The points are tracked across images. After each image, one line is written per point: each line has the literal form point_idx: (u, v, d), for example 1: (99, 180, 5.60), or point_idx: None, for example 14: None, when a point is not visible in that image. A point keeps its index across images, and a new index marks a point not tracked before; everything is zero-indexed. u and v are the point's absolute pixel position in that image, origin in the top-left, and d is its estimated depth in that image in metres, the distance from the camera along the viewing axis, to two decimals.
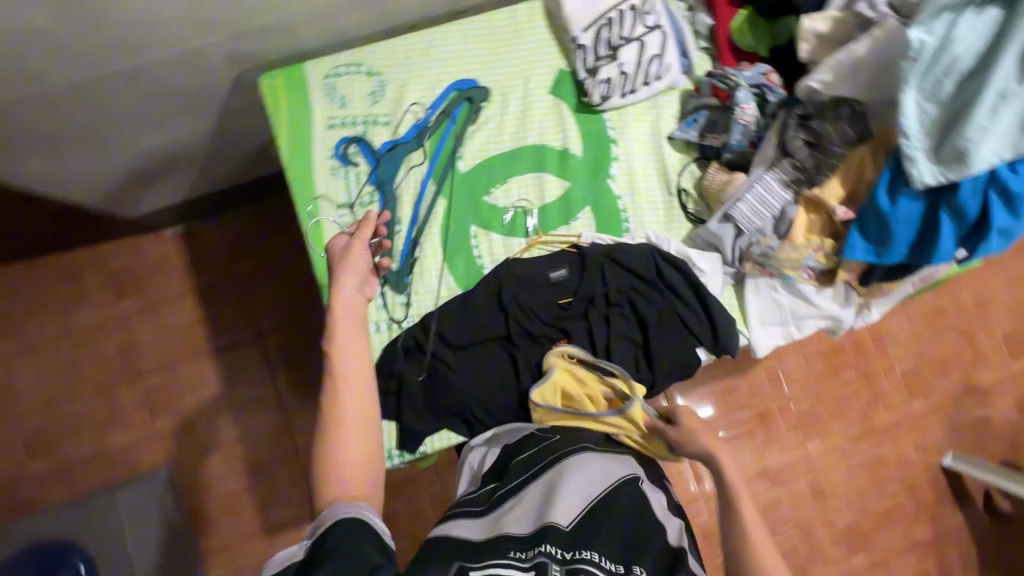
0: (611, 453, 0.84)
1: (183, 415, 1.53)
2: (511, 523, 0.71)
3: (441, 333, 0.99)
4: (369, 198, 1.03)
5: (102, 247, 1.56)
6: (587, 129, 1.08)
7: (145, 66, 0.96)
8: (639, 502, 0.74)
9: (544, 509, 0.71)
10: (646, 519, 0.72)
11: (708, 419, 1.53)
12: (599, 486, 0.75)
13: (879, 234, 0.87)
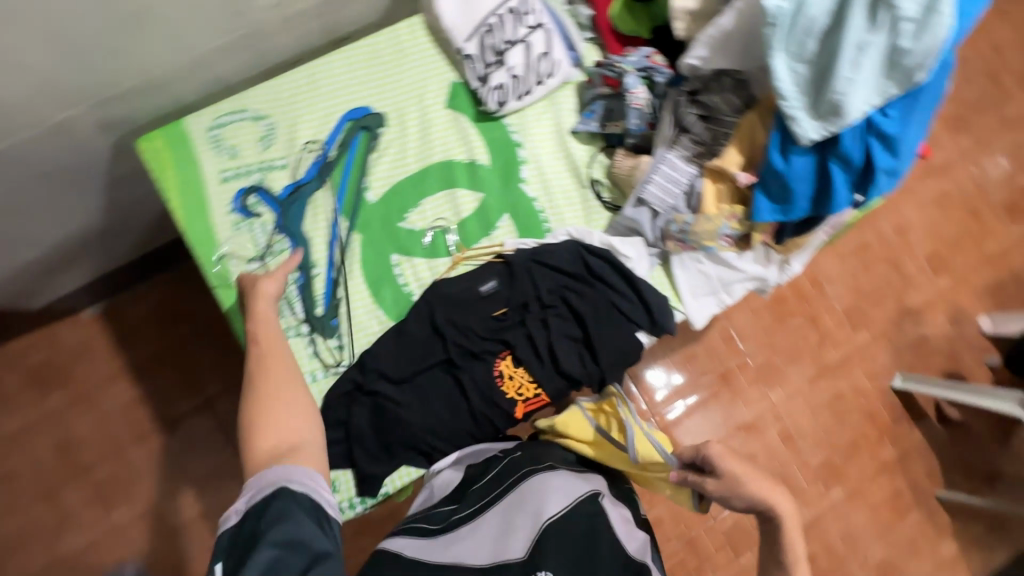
0: (576, 472, 0.84)
1: (137, 502, 1.43)
2: (467, 550, 0.73)
3: (379, 369, 0.96)
4: (280, 247, 0.99)
5: (14, 343, 1.44)
6: (490, 137, 1.07)
7: (3, 152, 0.89)
8: (597, 517, 0.75)
9: (501, 540, 0.73)
10: (604, 535, 0.72)
11: (681, 386, 1.59)
12: (557, 505, 0.75)
13: (781, 194, 0.90)
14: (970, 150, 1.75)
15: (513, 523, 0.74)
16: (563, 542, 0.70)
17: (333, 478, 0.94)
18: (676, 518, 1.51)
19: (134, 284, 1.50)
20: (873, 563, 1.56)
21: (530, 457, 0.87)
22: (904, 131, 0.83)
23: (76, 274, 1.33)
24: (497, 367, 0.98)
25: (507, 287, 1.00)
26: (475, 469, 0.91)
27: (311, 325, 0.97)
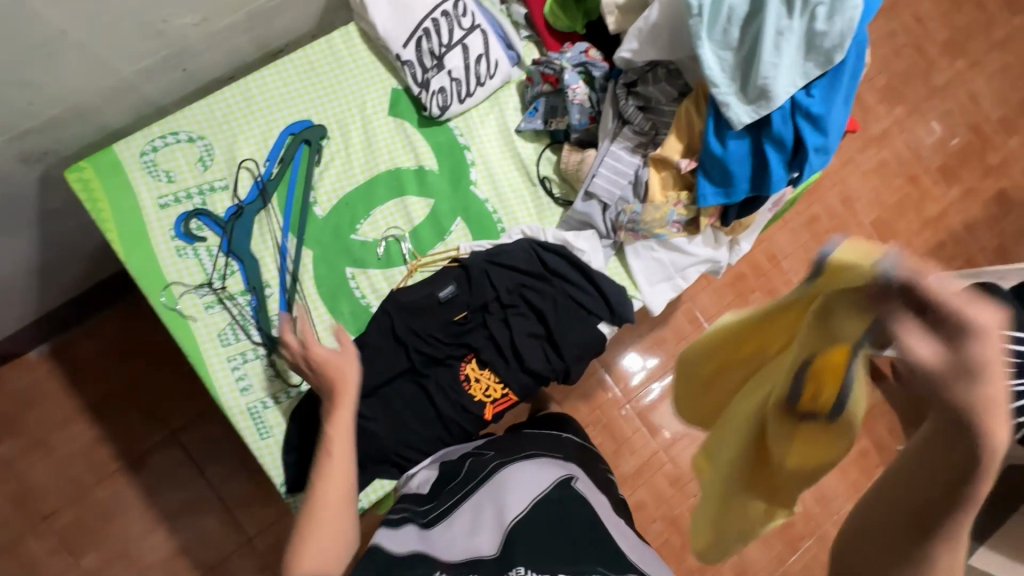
0: (552, 458, 0.84)
1: (109, 544, 1.38)
2: (443, 550, 0.71)
3: None
4: (229, 269, 0.97)
5: None
6: (436, 142, 1.07)
7: None
8: (570, 503, 0.75)
9: (472, 538, 0.71)
10: (576, 523, 0.71)
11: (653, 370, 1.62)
12: (527, 497, 0.75)
13: (722, 177, 0.93)
14: (907, 117, 1.81)
15: (484, 523, 0.73)
16: (533, 533, 0.69)
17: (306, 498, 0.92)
18: (658, 499, 1.55)
19: (82, 319, 1.44)
20: None
21: (499, 451, 0.87)
22: (831, 110, 0.87)
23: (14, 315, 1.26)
24: (462, 371, 0.98)
25: (466, 291, 0.99)
26: (447, 469, 0.90)
27: (268, 346, 0.95)
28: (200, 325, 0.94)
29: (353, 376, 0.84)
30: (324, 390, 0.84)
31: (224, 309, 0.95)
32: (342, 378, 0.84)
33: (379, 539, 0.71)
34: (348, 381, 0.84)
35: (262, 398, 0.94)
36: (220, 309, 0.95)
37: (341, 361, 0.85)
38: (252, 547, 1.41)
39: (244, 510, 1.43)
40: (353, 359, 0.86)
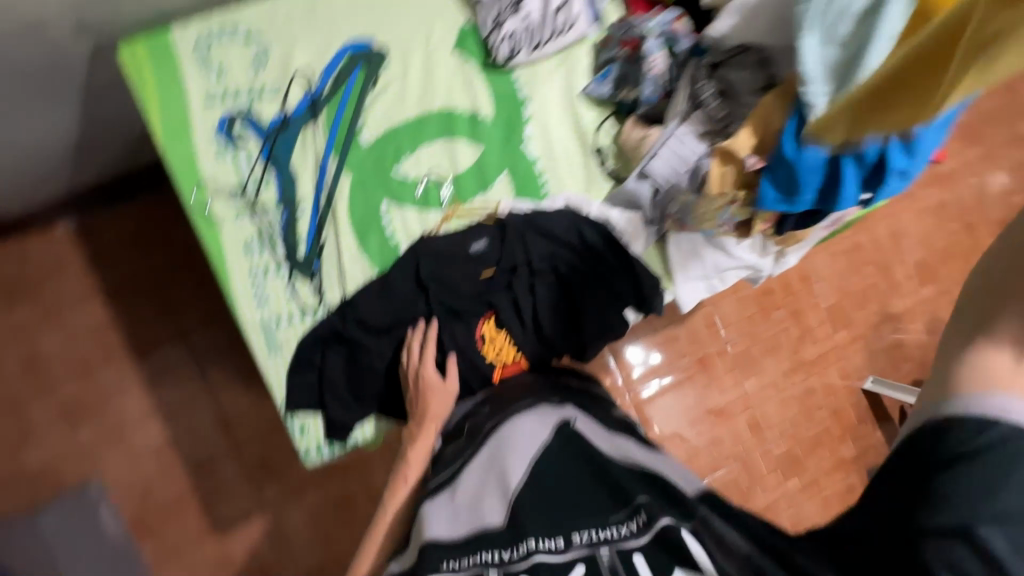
0: (535, 406, 0.78)
1: (106, 423, 1.41)
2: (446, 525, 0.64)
3: (360, 317, 0.93)
4: (265, 180, 0.94)
5: None
6: (497, 89, 1.02)
7: None
8: (572, 447, 0.69)
9: (474, 510, 0.65)
10: (581, 470, 0.67)
11: (656, 366, 1.60)
12: (528, 454, 0.69)
13: (788, 183, 0.87)
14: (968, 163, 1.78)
15: (484, 491, 0.67)
16: (542, 495, 0.64)
17: (303, 421, 0.93)
18: None
19: (111, 203, 1.44)
20: None
21: (494, 410, 0.83)
22: (926, 133, 0.80)
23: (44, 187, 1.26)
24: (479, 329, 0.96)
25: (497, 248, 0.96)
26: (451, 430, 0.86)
27: (292, 265, 0.94)
28: (228, 232, 0.92)
29: (444, 409, 0.87)
30: (414, 413, 0.88)
31: (254, 220, 0.93)
32: (437, 408, 0.86)
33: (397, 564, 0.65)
34: (439, 414, 0.87)
35: (278, 314, 0.93)
36: (250, 219, 0.93)
37: (438, 391, 0.87)
38: (241, 453, 1.45)
39: (239, 417, 1.46)
40: (450, 394, 0.88)
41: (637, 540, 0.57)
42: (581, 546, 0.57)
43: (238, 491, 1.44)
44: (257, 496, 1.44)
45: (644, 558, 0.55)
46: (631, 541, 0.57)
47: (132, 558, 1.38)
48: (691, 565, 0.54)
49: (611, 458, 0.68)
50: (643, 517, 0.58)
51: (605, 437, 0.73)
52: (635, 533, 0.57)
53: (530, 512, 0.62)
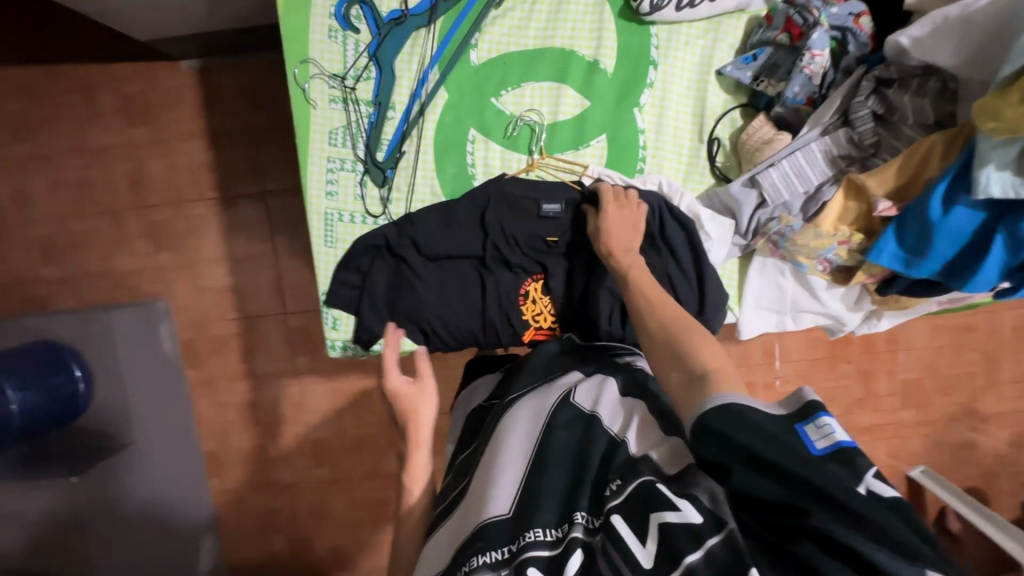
0: (539, 387, 0.70)
1: (183, 254, 1.55)
2: (461, 529, 0.58)
3: (412, 236, 0.92)
4: (366, 73, 0.92)
5: (117, 65, 1.49)
6: (627, 42, 0.92)
7: None
8: (576, 424, 0.62)
9: (478, 495, 0.58)
10: (582, 443, 0.59)
11: None
12: (534, 430, 0.62)
13: (916, 242, 0.75)
14: None
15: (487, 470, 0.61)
16: (540, 470, 0.57)
17: (334, 316, 0.96)
18: None
19: (234, 54, 1.50)
20: None
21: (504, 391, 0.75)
22: None
23: (185, 29, 1.32)
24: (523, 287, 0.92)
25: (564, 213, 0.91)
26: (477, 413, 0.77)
27: (367, 166, 0.94)
28: (318, 115, 0.92)
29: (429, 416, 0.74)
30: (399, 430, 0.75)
31: (345, 110, 0.93)
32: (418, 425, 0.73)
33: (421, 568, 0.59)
34: (424, 422, 0.74)
35: (342, 211, 0.95)
36: (341, 108, 0.93)
37: (418, 403, 0.75)
38: (287, 320, 1.56)
39: (294, 287, 1.55)
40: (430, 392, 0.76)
41: (618, 501, 0.51)
42: (578, 527, 0.51)
43: (276, 351, 1.56)
44: (291, 362, 1.57)
45: (625, 519, 0.49)
46: (610, 502, 0.52)
47: (177, 375, 1.55)
48: (671, 509, 0.48)
49: (607, 433, 0.60)
50: (618, 480, 0.53)
51: (610, 403, 0.64)
52: (615, 493, 0.52)
53: (530, 494, 0.55)
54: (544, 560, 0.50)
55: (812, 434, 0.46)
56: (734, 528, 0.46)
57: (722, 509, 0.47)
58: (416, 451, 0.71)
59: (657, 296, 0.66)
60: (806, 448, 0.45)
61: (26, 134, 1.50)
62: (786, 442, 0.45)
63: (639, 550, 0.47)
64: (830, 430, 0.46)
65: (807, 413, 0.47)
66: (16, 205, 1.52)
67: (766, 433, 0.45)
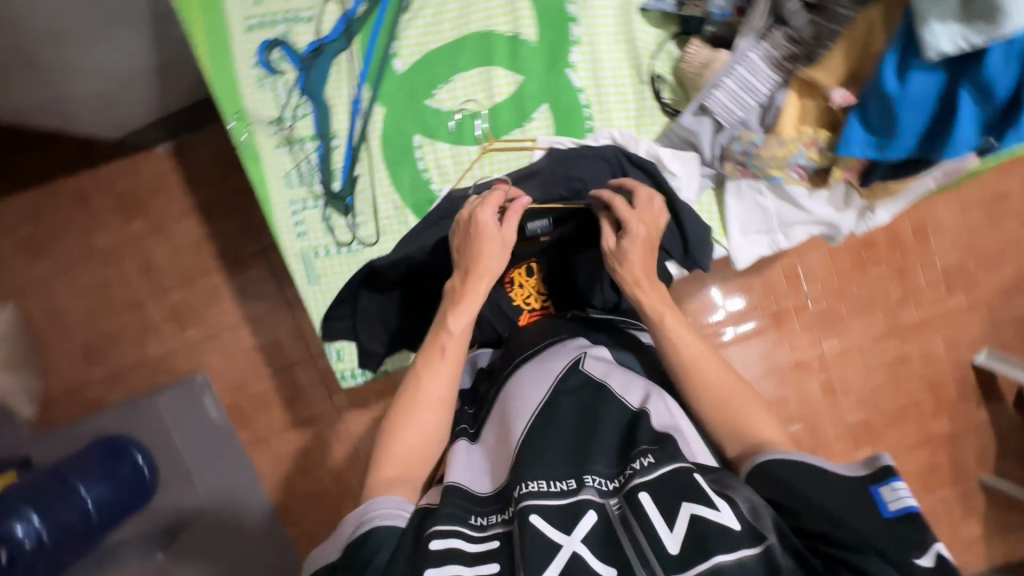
0: (542, 351, 0.69)
1: (206, 326, 1.61)
2: (468, 475, 0.60)
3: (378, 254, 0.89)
4: (302, 110, 0.94)
5: (103, 168, 1.57)
6: (541, 7, 0.90)
7: None
8: (585, 391, 0.63)
9: (492, 465, 0.61)
10: (595, 407, 0.61)
11: (740, 311, 1.56)
12: (541, 391, 0.63)
13: (882, 122, 0.71)
14: None
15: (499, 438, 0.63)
16: (548, 433, 0.58)
17: (338, 347, 0.99)
18: None
19: (200, 127, 1.56)
20: None
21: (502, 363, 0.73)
22: None
23: (149, 115, 1.38)
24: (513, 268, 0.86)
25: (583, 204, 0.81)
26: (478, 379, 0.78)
27: (327, 199, 0.96)
28: (270, 162, 0.95)
29: (497, 263, 0.71)
30: (462, 261, 0.72)
31: (293, 151, 0.95)
32: (487, 266, 0.70)
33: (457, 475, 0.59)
34: (491, 273, 0.70)
35: (315, 247, 0.96)
36: (289, 150, 0.95)
37: (497, 243, 0.71)
38: (316, 363, 1.61)
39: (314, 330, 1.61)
40: (505, 246, 0.72)
41: (646, 479, 0.51)
42: (590, 489, 0.52)
43: (313, 395, 1.61)
44: (331, 402, 1.61)
45: (651, 495, 0.49)
46: (638, 478, 0.51)
47: (231, 437, 1.61)
48: (706, 504, 0.48)
49: (625, 408, 0.61)
50: (650, 456, 0.53)
51: (619, 373, 0.65)
52: (644, 471, 0.51)
53: (544, 452, 0.56)
54: (552, 510, 0.50)
55: (885, 497, 0.47)
56: (775, 543, 0.46)
57: (761, 522, 0.47)
58: (474, 288, 0.69)
59: (703, 358, 0.63)
60: (875, 512, 0.46)
61: (39, 254, 1.59)
62: (853, 501, 0.47)
63: (667, 534, 0.47)
64: (904, 495, 0.46)
65: (881, 475, 0.48)
66: (47, 321, 1.60)
67: (831, 489, 0.48)
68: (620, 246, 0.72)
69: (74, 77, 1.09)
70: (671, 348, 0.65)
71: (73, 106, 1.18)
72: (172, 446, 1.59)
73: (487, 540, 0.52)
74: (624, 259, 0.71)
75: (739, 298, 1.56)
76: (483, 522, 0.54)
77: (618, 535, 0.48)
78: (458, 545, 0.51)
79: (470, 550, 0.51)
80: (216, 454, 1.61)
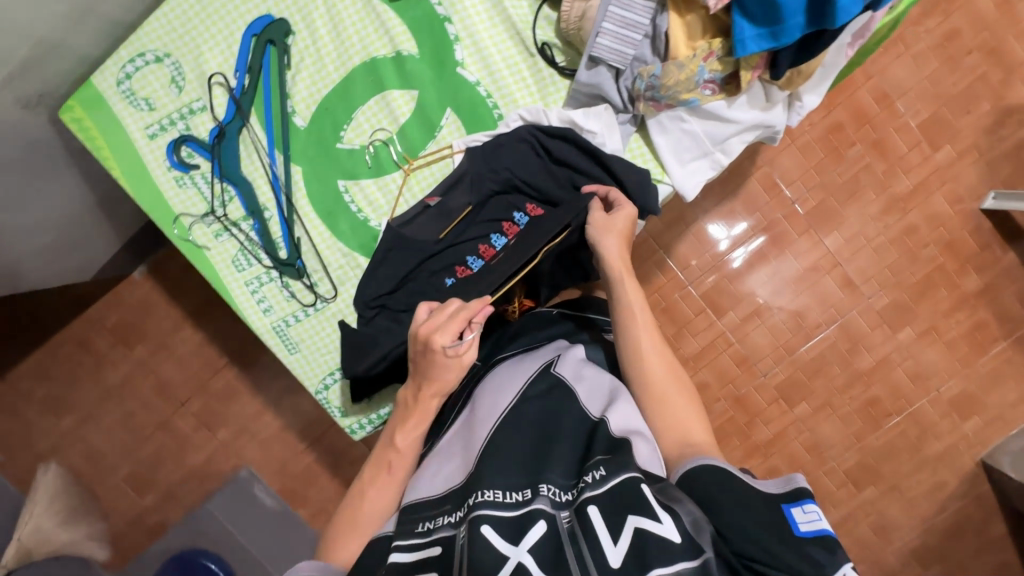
0: (523, 352, 0.78)
1: (233, 423, 1.64)
2: (423, 486, 0.64)
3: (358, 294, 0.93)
4: (227, 195, 0.95)
5: (91, 309, 1.62)
6: (411, 19, 0.90)
7: None
8: (551, 393, 0.66)
9: (454, 463, 0.64)
10: (557, 412, 0.64)
11: (740, 236, 1.53)
12: (510, 395, 0.67)
13: (766, 12, 0.69)
14: None
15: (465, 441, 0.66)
16: (513, 426, 0.63)
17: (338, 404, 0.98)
18: (722, 378, 1.54)
19: (163, 241, 1.60)
20: (946, 398, 1.54)
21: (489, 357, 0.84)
22: None
23: (109, 247, 1.42)
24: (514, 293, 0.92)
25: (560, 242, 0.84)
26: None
27: (279, 269, 0.96)
28: (215, 253, 0.96)
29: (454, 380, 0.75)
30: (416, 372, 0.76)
31: (232, 236, 0.96)
32: (443, 383, 0.75)
33: (415, 493, 0.63)
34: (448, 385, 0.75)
35: (283, 317, 0.97)
36: (228, 237, 0.96)
37: (454, 370, 0.74)
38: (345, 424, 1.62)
39: None
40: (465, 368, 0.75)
41: (597, 493, 0.52)
42: (543, 498, 0.53)
43: (353, 454, 1.63)
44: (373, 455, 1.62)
45: (599, 509, 0.50)
46: (590, 492, 0.52)
47: (291, 518, 1.64)
48: (650, 517, 0.48)
49: (586, 416, 0.64)
50: (602, 469, 0.54)
51: (587, 375, 0.70)
52: (595, 484, 0.53)
53: (501, 461, 0.58)
54: (503, 520, 0.52)
55: (798, 517, 0.49)
56: (712, 557, 0.46)
57: (700, 534, 0.48)
58: (431, 406, 0.75)
59: (656, 349, 0.72)
60: (789, 529, 0.48)
61: (62, 408, 1.64)
62: (767, 517, 0.49)
63: (611, 548, 0.48)
64: (816, 518, 0.49)
65: (795, 497, 0.50)
66: (89, 467, 1.65)
67: (747, 500, 0.50)
68: (610, 217, 0.81)
69: (15, 240, 1.09)
70: (632, 330, 0.74)
71: (25, 274, 1.16)
72: (240, 544, 1.63)
73: (429, 545, 0.55)
74: (609, 227, 0.80)
75: (743, 222, 1.53)
76: (430, 527, 0.57)
77: (564, 551, 0.49)
78: (398, 556, 0.55)
79: (407, 559, 0.54)
80: (283, 539, 1.63)
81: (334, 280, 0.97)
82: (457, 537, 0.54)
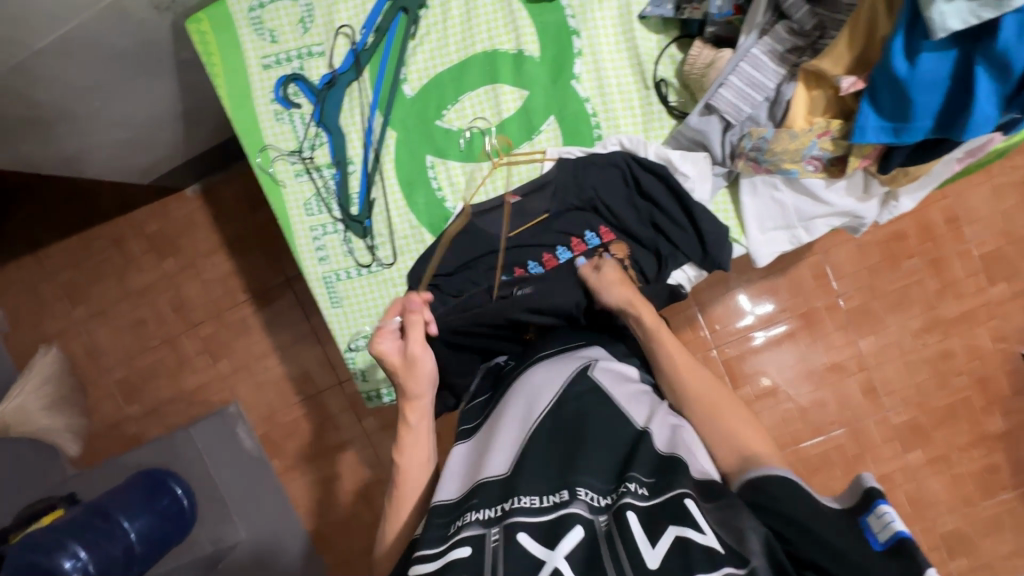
0: (560, 351, 0.75)
1: (236, 358, 1.64)
2: (442, 489, 0.65)
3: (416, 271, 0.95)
4: (318, 140, 0.97)
5: (137, 213, 1.64)
6: (542, 24, 0.93)
7: (81, 32, 0.92)
8: (585, 397, 0.66)
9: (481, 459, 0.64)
10: (598, 419, 0.63)
11: (769, 316, 1.52)
12: (544, 399, 0.67)
13: (894, 109, 0.70)
14: None
15: (496, 435, 0.66)
16: (561, 425, 0.64)
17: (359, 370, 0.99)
18: None
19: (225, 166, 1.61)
20: (940, 532, 1.50)
21: (522, 357, 0.81)
22: None
23: (175, 157, 1.44)
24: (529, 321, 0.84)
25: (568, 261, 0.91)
26: (472, 395, 0.83)
27: (346, 223, 0.97)
28: (290, 192, 0.98)
29: (421, 388, 0.75)
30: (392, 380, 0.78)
31: (311, 179, 0.98)
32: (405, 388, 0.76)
33: (439, 493, 0.65)
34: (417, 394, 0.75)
35: (335, 271, 0.98)
36: (307, 179, 0.98)
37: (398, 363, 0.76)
38: (343, 389, 1.62)
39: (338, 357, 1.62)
40: (418, 361, 0.75)
41: (637, 502, 0.53)
42: (580, 502, 0.54)
43: (341, 421, 1.62)
44: (361, 427, 1.62)
45: (638, 516, 0.52)
46: (628, 498, 0.54)
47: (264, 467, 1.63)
48: (695, 528, 0.50)
49: (630, 424, 0.64)
50: (645, 487, 0.55)
51: (626, 391, 0.69)
52: (636, 494, 0.54)
53: (527, 466, 0.59)
54: (539, 525, 0.53)
55: (873, 526, 0.50)
56: (758, 567, 0.48)
57: (747, 546, 0.49)
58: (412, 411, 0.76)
59: (694, 364, 0.72)
60: (866, 543, 0.49)
61: (79, 297, 1.66)
62: (835, 525, 0.50)
63: (650, 551, 0.50)
64: (890, 520, 0.49)
65: (867, 501, 0.51)
66: (89, 360, 1.66)
67: (818, 513, 0.51)
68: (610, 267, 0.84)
69: (91, 128, 1.15)
70: (664, 353, 0.73)
71: (83, 163, 1.25)
72: None
73: (457, 546, 0.55)
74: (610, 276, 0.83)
75: (768, 302, 1.53)
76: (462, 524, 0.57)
77: (601, 550, 0.51)
78: (427, 565, 0.55)
79: (435, 566, 0.55)
80: None
81: (394, 247, 0.98)
82: (487, 537, 0.54)
